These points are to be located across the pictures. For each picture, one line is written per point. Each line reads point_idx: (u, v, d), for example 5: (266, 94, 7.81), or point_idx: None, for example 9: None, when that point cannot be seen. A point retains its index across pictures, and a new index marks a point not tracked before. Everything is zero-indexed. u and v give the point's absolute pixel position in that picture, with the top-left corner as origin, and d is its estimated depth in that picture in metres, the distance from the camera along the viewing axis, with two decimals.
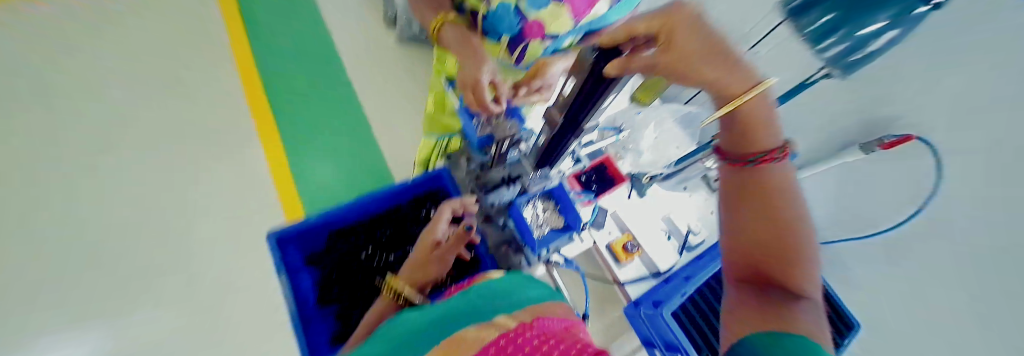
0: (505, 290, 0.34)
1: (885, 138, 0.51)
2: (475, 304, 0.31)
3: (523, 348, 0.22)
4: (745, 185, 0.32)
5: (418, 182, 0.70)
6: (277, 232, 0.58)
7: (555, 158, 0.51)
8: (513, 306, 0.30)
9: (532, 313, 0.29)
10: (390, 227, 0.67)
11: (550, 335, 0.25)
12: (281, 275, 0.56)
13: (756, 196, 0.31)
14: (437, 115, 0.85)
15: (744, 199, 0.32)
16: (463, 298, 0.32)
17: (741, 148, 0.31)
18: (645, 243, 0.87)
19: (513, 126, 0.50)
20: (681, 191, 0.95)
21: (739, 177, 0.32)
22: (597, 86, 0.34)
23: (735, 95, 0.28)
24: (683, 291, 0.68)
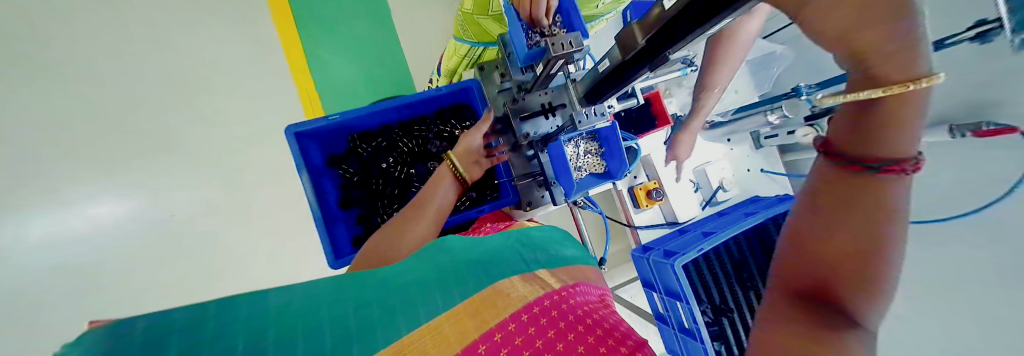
0: (541, 245, 0.47)
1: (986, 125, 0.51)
2: (521, 253, 0.43)
3: (568, 305, 0.32)
4: (846, 190, 0.23)
5: (445, 95, 0.63)
6: (295, 131, 0.53)
7: (614, 91, 0.41)
8: (551, 269, 0.42)
9: (571, 279, 0.40)
10: (412, 140, 0.63)
11: (585, 300, 0.35)
12: (302, 174, 0.55)
13: (859, 208, 0.22)
14: (475, 17, 0.70)
15: (836, 208, 0.24)
16: (513, 245, 0.44)
17: (851, 147, 0.22)
18: (671, 193, 0.83)
19: (573, 37, 0.37)
20: (724, 143, 0.86)
21: (841, 178, 0.23)
22: (702, 20, 0.24)
23: (893, 83, 0.17)
24: (699, 248, 0.66)
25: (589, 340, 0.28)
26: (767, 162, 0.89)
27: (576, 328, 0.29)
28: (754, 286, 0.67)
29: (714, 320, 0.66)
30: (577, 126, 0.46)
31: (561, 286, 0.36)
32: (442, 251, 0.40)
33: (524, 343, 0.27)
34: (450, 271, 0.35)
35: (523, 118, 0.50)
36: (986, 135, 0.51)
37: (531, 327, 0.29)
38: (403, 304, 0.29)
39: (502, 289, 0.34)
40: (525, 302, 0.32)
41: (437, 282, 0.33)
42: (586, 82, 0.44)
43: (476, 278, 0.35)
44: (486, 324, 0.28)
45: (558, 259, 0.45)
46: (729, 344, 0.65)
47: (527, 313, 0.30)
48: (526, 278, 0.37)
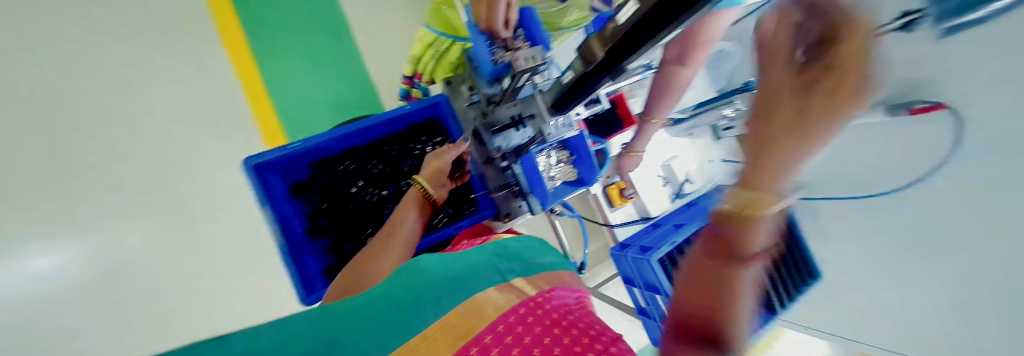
0: (518, 252, 0.46)
1: (920, 103, 0.60)
2: (496, 263, 0.41)
3: (544, 310, 0.31)
4: None
5: (412, 111, 0.61)
6: (251, 163, 0.50)
7: (578, 101, 0.43)
8: (529, 274, 0.41)
9: (550, 285, 0.38)
10: (381, 161, 0.61)
11: (563, 303, 0.34)
12: (262, 209, 0.51)
13: None
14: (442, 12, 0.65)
15: None
16: (487, 255, 0.43)
17: None
18: (642, 190, 0.87)
19: (535, 51, 0.38)
20: (685, 137, 0.91)
21: None
22: (659, 28, 0.25)
23: (751, 198, 0.18)
24: (673, 240, 0.68)
25: (565, 343, 0.27)
26: (727, 153, 0.95)
27: (552, 333, 0.28)
28: None
29: None
30: (545, 138, 0.47)
31: (537, 292, 0.35)
32: (415, 269, 0.38)
33: (499, 354, 0.26)
34: (422, 290, 0.34)
35: (494, 132, 0.50)
36: (920, 112, 0.60)
37: (506, 338, 0.28)
38: (374, 333, 0.28)
39: (477, 300, 0.32)
40: (500, 313, 0.30)
41: (410, 303, 0.32)
42: (552, 94, 0.46)
43: (450, 295, 0.33)
44: (461, 340, 0.28)
45: (535, 265, 0.44)
46: None
47: (501, 324, 0.29)
48: (503, 287, 0.36)
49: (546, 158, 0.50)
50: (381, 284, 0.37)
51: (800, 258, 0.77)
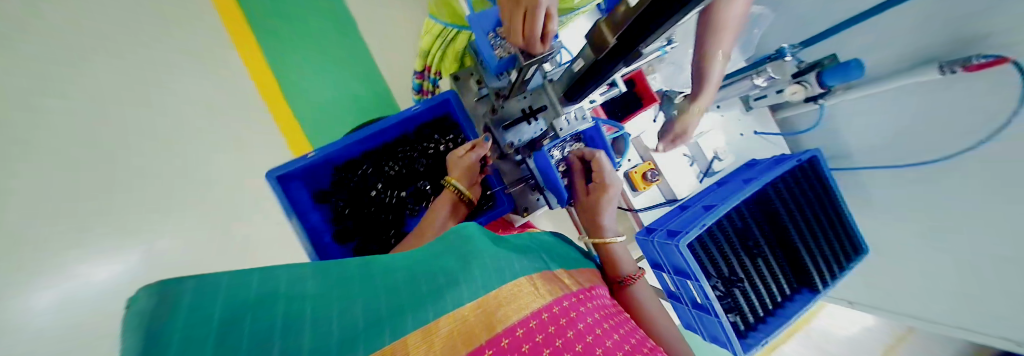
0: (550, 249, 0.47)
1: (974, 59, 0.49)
2: (536, 253, 0.42)
3: (585, 309, 0.32)
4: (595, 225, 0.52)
5: (424, 110, 0.61)
6: (275, 174, 0.52)
7: (592, 89, 0.40)
8: (568, 271, 0.42)
9: (588, 284, 0.39)
10: (397, 163, 0.62)
11: (602, 304, 0.34)
12: (291, 218, 0.54)
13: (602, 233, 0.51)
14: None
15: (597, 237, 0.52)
16: (529, 245, 0.44)
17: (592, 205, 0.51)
18: (666, 171, 0.83)
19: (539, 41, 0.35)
20: (713, 109, 0.86)
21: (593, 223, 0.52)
22: (656, 21, 0.24)
23: None
24: (702, 224, 0.65)
25: (607, 344, 0.27)
26: (759, 124, 0.87)
27: (595, 332, 0.28)
28: (761, 254, 0.68)
29: (726, 293, 0.65)
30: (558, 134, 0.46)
31: (579, 289, 0.36)
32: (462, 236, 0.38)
33: (544, 342, 0.25)
34: (474, 257, 0.34)
35: (505, 128, 0.48)
36: (975, 69, 0.50)
37: (552, 325, 0.27)
38: (427, 289, 0.28)
39: (524, 283, 0.32)
40: (547, 299, 0.30)
41: (460, 268, 0.31)
42: (563, 83, 0.44)
43: (497, 267, 0.33)
44: (508, 319, 0.26)
45: (569, 259, 0.46)
46: (742, 313, 0.65)
47: (548, 311, 0.28)
48: (547, 277, 0.35)
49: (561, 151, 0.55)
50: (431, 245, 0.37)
51: (845, 233, 0.72)
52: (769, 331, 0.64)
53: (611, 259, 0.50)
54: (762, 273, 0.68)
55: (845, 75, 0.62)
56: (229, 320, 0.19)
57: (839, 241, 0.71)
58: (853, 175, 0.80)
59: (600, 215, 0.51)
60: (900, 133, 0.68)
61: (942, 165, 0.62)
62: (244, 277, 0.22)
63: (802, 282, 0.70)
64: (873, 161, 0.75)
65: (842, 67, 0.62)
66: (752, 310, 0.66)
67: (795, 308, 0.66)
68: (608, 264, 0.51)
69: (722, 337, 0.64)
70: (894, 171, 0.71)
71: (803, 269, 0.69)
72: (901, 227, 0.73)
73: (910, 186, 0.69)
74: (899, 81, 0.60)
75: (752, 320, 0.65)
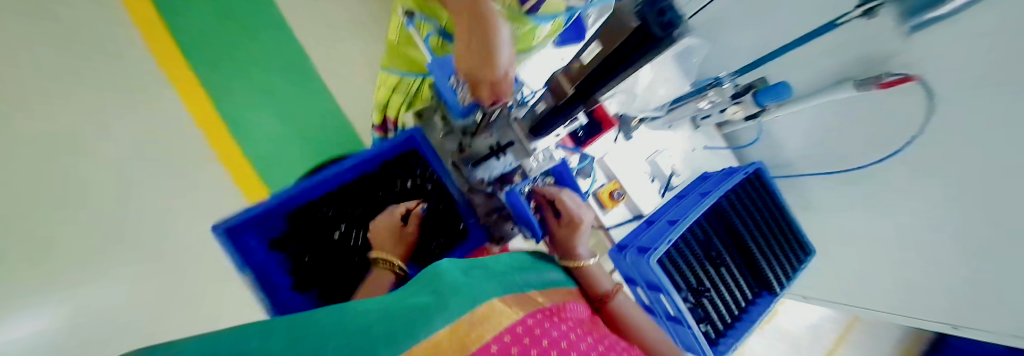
0: (525, 268, 0.47)
1: (887, 77, 0.56)
2: (511, 277, 0.42)
3: (557, 322, 0.32)
4: (568, 249, 0.52)
5: (388, 148, 0.59)
6: (222, 226, 0.48)
7: (560, 122, 0.40)
8: (546, 290, 0.42)
9: (562, 300, 0.40)
10: (361, 204, 0.59)
11: (574, 318, 0.35)
12: (242, 272, 0.50)
13: (577, 256, 0.51)
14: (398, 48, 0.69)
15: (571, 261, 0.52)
16: (504, 268, 0.45)
17: (569, 232, 0.52)
18: (631, 189, 0.87)
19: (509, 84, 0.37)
20: (667, 129, 0.89)
21: (566, 246, 0.53)
22: (609, 75, 0.26)
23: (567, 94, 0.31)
24: (668, 238, 0.69)
25: (581, 350, 0.28)
26: (708, 140, 0.96)
27: (568, 339, 0.29)
28: (723, 262, 0.73)
29: (696, 304, 0.68)
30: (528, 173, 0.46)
31: (551, 304, 0.37)
32: (434, 273, 0.38)
33: (521, 351, 0.25)
34: (445, 293, 0.32)
35: (474, 165, 0.50)
36: (888, 86, 0.56)
37: (526, 338, 0.27)
38: (405, 322, 0.26)
39: (496, 304, 0.31)
40: (518, 315, 0.30)
41: (433, 303, 0.30)
42: (531, 120, 0.45)
43: (473, 292, 0.33)
44: (483, 337, 0.25)
45: (546, 285, 0.44)
46: (712, 321, 0.69)
47: (520, 325, 0.28)
48: (520, 298, 0.35)
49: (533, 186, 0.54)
50: (404, 288, 0.37)
51: (791, 236, 0.79)
52: (739, 335, 0.67)
53: (589, 281, 0.50)
54: (726, 280, 0.72)
55: (777, 95, 0.70)
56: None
57: (786, 244, 0.78)
58: (793, 181, 0.90)
59: (574, 245, 0.52)
60: (822, 143, 0.78)
61: (865, 169, 0.71)
62: (210, 340, 0.19)
63: (761, 285, 0.75)
64: (810, 168, 0.84)
65: (773, 89, 0.70)
66: (721, 317, 0.70)
67: (757, 311, 0.71)
68: (585, 284, 0.51)
69: (695, 346, 0.67)
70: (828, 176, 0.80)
71: (759, 273, 0.75)
72: (838, 226, 0.83)
73: (841, 188, 0.78)
74: (822, 98, 0.67)
75: (722, 326, 0.69)
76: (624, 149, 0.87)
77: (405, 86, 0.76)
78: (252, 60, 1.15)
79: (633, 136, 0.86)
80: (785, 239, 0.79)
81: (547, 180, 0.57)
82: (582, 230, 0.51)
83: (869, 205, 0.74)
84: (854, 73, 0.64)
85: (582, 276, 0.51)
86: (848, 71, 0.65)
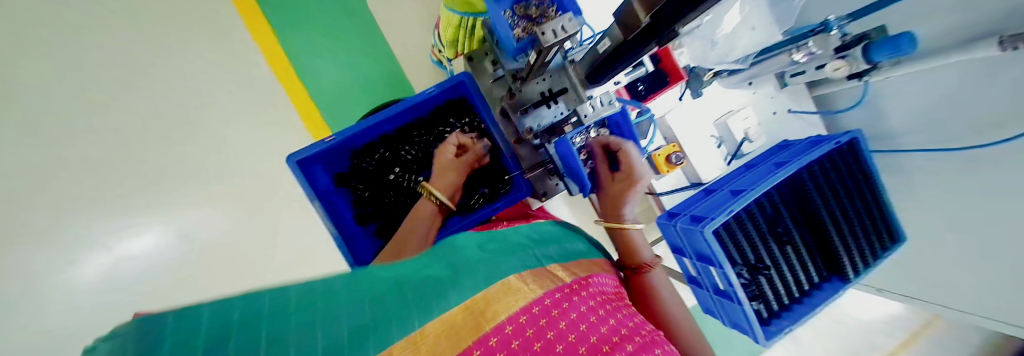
0: (543, 240, 0.48)
1: None
2: (529, 251, 0.43)
3: (579, 299, 0.33)
4: (612, 203, 0.50)
5: (438, 93, 0.59)
6: (295, 159, 0.53)
7: (619, 68, 0.37)
8: (564, 263, 0.42)
9: (584, 273, 0.40)
10: (414, 147, 0.62)
11: (598, 292, 0.36)
12: (313, 202, 0.56)
13: (618, 212, 0.50)
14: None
15: (611, 215, 0.51)
16: (522, 241, 0.46)
17: (622, 185, 0.50)
18: (690, 153, 0.79)
19: (564, 19, 0.33)
20: (743, 87, 0.80)
21: (614, 199, 0.50)
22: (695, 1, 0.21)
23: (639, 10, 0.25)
24: (729, 209, 0.62)
25: (602, 331, 0.29)
26: (796, 102, 0.82)
27: (588, 319, 0.30)
28: (791, 241, 0.65)
29: (750, 281, 0.63)
30: (582, 120, 0.45)
31: (572, 279, 0.37)
32: (451, 249, 0.40)
33: (538, 334, 0.27)
34: (461, 265, 0.35)
35: (523, 113, 0.46)
36: None
37: (543, 318, 0.29)
38: (412, 297, 0.28)
39: (512, 283, 0.33)
40: (537, 293, 0.32)
41: (450, 274, 0.32)
42: (586, 64, 0.41)
43: (486, 271, 0.34)
44: (501, 315, 0.28)
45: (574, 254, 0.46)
46: (766, 300, 0.64)
47: (538, 305, 0.30)
48: (537, 273, 0.37)
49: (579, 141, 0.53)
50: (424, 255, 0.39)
51: (880, 224, 0.66)
52: (795, 318, 0.62)
53: (630, 247, 0.49)
54: (790, 260, 0.65)
55: (895, 50, 0.51)
56: (211, 338, 0.19)
57: (867, 219, 0.66)
58: (889, 159, 0.73)
59: (621, 204, 0.50)
60: (941, 115, 0.62)
61: (978, 153, 0.56)
62: (224, 306, 0.22)
63: (832, 270, 0.67)
64: (916, 143, 0.67)
65: (892, 41, 0.51)
66: (778, 297, 0.64)
67: (821, 298, 0.64)
68: (622, 251, 0.49)
69: (744, 325, 0.64)
70: (931, 156, 0.64)
71: (833, 257, 0.66)
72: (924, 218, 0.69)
73: (936, 176, 0.64)
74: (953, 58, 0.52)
75: (776, 307, 0.64)
76: (687, 107, 0.79)
77: (466, 26, 0.72)
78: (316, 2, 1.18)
79: (702, 94, 0.79)
80: (866, 220, 0.66)
81: (601, 130, 0.57)
82: (633, 187, 0.48)
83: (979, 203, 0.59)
84: (997, 25, 0.47)
85: (622, 243, 0.49)
86: (991, 21, 0.48)
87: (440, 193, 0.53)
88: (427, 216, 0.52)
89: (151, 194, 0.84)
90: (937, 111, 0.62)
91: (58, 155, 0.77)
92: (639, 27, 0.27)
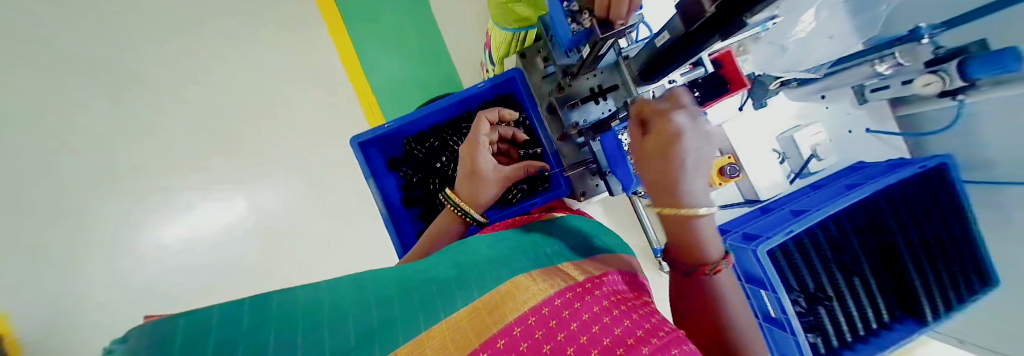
0: (555, 238, 0.47)
1: None
2: (540, 250, 0.42)
3: (592, 298, 0.32)
4: (653, 168, 0.32)
5: (490, 88, 0.62)
6: (358, 141, 0.59)
7: (676, 65, 0.36)
8: (575, 261, 0.41)
9: (599, 271, 0.39)
10: (462, 138, 0.64)
11: (611, 291, 0.34)
12: (369, 181, 0.62)
13: (661, 183, 0.32)
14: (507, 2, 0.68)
15: (655, 186, 0.33)
16: (533, 240, 0.45)
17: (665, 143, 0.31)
18: (747, 167, 0.72)
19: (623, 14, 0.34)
20: (817, 100, 0.74)
21: (654, 163, 0.32)
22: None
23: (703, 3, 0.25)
24: (788, 230, 0.57)
25: (616, 334, 0.27)
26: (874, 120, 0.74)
27: (600, 321, 0.29)
28: (859, 272, 0.60)
29: (806, 310, 0.59)
30: (628, 112, 0.43)
31: (585, 278, 0.36)
32: (460, 249, 0.40)
33: (545, 336, 0.26)
34: (467, 266, 0.36)
35: (571, 107, 0.48)
36: None
37: (553, 320, 0.28)
38: (417, 300, 0.28)
39: (519, 283, 0.33)
40: (546, 295, 0.31)
41: (457, 276, 0.33)
42: (640, 59, 0.41)
43: (494, 272, 0.34)
44: (506, 318, 0.28)
45: (590, 248, 0.47)
46: (826, 334, 0.58)
47: (548, 306, 0.29)
48: (546, 271, 0.37)
49: (628, 135, 0.44)
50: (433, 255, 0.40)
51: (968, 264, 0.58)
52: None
53: (691, 242, 0.33)
54: (859, 295, 0.60)
55: (1000, 66, 0.45)
56: (223, 342, 0.18)
57: (939, 263, 0.59)
58: (987, 191, 0.63)
59: (678, 180, 0.31)
60: None
61: None
62: (232, 307, 0.20)
63: (905, 310, 0.60)
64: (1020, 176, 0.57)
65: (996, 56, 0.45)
66: (839, 332, 0.58)
67: (891, 340, 0.58)
68: (680, 248, 0.34)
69: None
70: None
71: (911, 296, 0.60)
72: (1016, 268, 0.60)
73: None
74: None
75: (836, 343, 0.58)
76: (748, 119, 0.74)
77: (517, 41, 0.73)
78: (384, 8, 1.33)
79: (765, 105, 0.73)
80: (932, 266, 0.60)
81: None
82: (684, 145, 0.30)
83: None
84: None
85: (673, 234, 0.34)
86: None
87: (474, 211, 0.51)
88: (458, 229, 0.53)
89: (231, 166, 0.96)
90: None
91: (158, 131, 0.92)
92: (703, 21, 0.26)
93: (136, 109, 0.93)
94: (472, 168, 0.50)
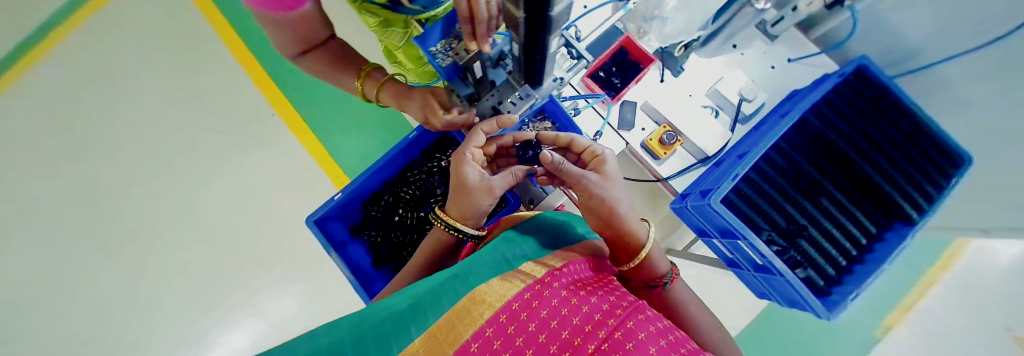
0: (515, 240, 0.48)
1: None
2: (504, 257, 0.43)
3: (550, 291, 0.32)
4: (595, 212, 0.52)
5: (423, 134, 0.69)
6: (312, 219, 0.63)
7: (541, 62, 0.43)
8: (537, 259, 0.42)
9: (558, 263, 0.39)
10: (411, 186, 0.69)
11: (568, 281, 0.35)
12: (331, 254, 0.64)
13: (599, 220, 0.52)
14: (419, 68, 0.86)
15: (592, 215, 0.53)
16: (494, 250, 0.45)
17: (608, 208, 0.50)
18: (684, 128, 0.75)
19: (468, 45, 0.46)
20: (729, 51, 0.77)
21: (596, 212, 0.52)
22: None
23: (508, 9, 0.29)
24: (734, 174, 0.58)
25: (574, 324, 0.27)
26: (792, 50, 0.76)
27: (559, 313, 0.28)
28: (823, 192, 0.60)
29: (787, 247, 0.59)
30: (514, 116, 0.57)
31: (544, 272, 0.36)
32: (418, 289, 0.39)
33: (504, 345, 0.25)
34: (424, 298, 0.35)
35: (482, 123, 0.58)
36: None
37: (511, 324, 0.27)
38: (371, 341, 0.26)
39: (478, 295, 0.32)
40: (502, 301, 0.30)
41: (413, 307, 0.32)
42: (518, 71, 0.50)
43: (452, 293, 0.33)
44: (464, 335, 0.25)
45: (548, 246, 0.47)
46: (816, 265, 0.57)
47: (504, 312, 0.28)
48: (506, 276, 0.36)
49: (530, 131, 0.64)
50: (391, 298, 0.38)
51: (928, 143, 0.57)
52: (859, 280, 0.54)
53: (647, 264, 0.50)
54: (829, 213, 0.59)
55: None
56: None
57: (902, 155, 0.58)
58: (927, 76, 0.64)
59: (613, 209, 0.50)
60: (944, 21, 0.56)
61: (1001, 44, 0.50)
62: None
63: (889, 215, 0.57)
64: (941, 52, 0.59)
65: None
66: (831, 260, 0.57)
67: (886, 250, 0.55)
68: (637, 273, 0.51)
69: (799, 300, 0.56)
70: (962, 60, 0.56)
71: (883, 198, 0.58)
72: (977, 132, 0.59)
73: (970, 84, 0.57)
74: None
75: (833, 272, 0.57)
76: (671, 86, 0.79)
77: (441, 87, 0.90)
78: (340, 97, 1.50)
79: (682, 71, 0.79)
80: (903, 158, 0.58)
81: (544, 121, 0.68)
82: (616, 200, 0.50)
83: (1004, 90, 0.52)
84: None
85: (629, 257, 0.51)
86: None
87: (463, 225, 0.54)
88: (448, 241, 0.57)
89: (283, 292, 1.34)
90: (938, 19, 0.57)
91: (260, 265, 1.36)
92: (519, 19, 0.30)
93: (235, 264, 1.36)
94: (462, 181, 0.53)
